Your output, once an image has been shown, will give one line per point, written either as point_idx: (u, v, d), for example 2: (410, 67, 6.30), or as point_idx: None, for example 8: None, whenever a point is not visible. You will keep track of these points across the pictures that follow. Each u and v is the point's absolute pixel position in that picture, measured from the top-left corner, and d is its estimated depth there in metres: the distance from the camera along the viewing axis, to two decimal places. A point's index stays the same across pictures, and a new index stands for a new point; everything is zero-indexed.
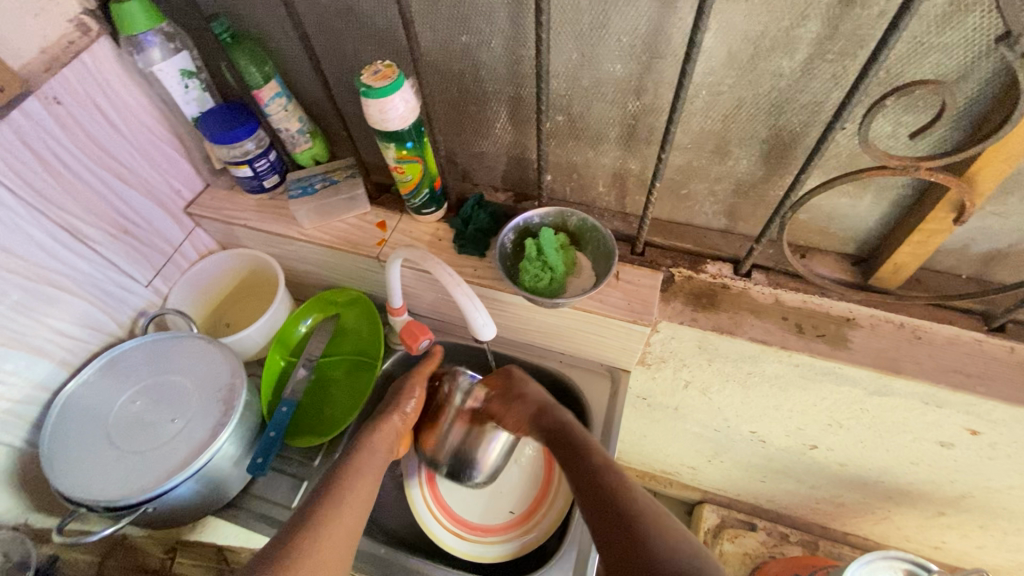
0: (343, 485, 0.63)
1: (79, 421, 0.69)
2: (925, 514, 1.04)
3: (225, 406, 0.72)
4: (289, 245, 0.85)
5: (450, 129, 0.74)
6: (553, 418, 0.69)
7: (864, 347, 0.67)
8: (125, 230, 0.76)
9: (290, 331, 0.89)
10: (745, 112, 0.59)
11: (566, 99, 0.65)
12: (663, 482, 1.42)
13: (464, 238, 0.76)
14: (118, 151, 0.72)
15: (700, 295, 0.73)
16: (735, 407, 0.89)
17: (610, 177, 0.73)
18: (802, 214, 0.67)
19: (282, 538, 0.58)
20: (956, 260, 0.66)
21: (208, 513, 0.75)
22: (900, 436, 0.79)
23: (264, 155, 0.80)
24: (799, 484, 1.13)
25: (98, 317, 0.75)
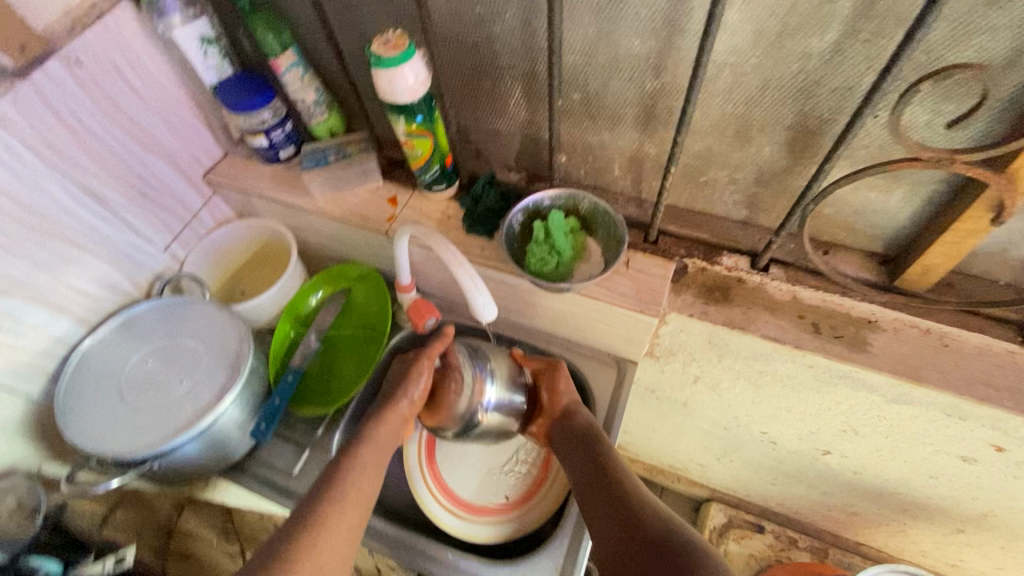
0: (349, 474, 0.61)
1: (94, 376, 0.72)
2: (942, 530, 1.00)
3: (232, 370, 0.74)
4: (301, 216, 0.85)
5: (464, 105, 0.73)
6: (571, 422, 0.70)
7: (885, 351, 0.63)
8: (144, 194, 0.78)
9: (301, 303, 0.90)
10: (769, 95, 0.55)
11: (581, 76, 0.63)
12: (671, 477, 1.40)
13: (473, 217, 0.75)
14: (138, 116, 0.73)
15: (713, 287, 0.71)
16: (746, 406, 0.86)
17: (626, 160, 0.71)
18: (827, 207, 0.63)
19: (290, 527, 0.56)
20: (993, 264, 0.62)
21: (214, 473, 0.78)
22: (920, 448, 0.75)
23: (280, 125, 0.81)
24: (811, 489, 1.09)
25: (115, 278, 0.77)
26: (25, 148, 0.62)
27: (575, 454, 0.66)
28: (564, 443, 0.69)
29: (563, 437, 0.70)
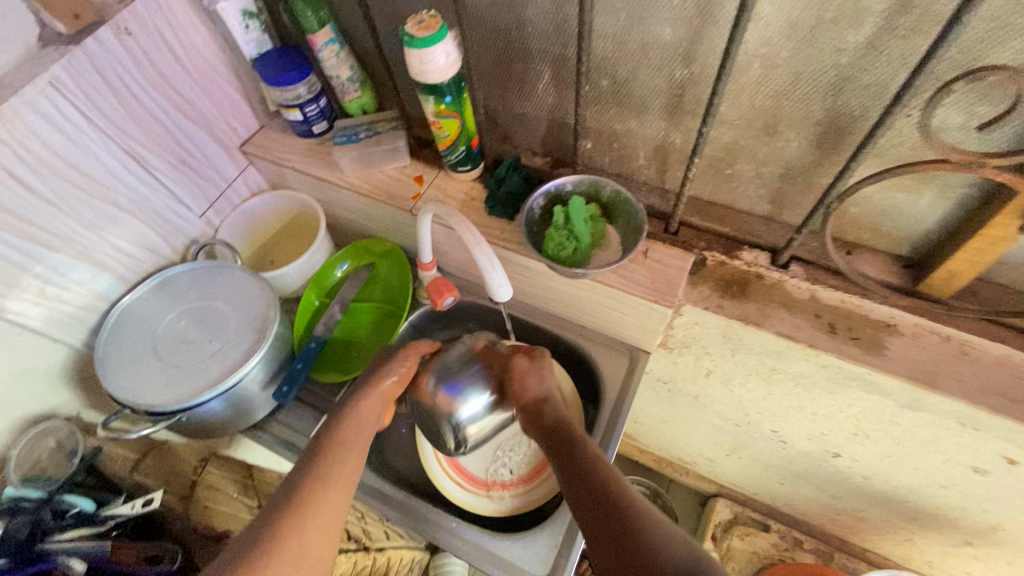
0: (348, 434, 0.62)
1: (130, 331, 0.76)
2: (952, 543, 0.99)
3: (258, 333, 0.78)
4: (330, 191, 0.88)
5: (493, 87, 0.74)
6: (548, 412, 0.64)
7: (900, 356, 0.63)
8: (183, 161, 0.81)
9: (326, 274, 0.93)
10: (800, 89, 0.55)
11: (611, 63, 0.63)
12: (679, 470, 1.40)
13: (495, 199, 0.76)
14: (181, 85, 0.76)
15: (730, 281, 0.71)
16: (757, 403, 0.86)
17: (651, 149, 0.71)
18: (853, 207, 0.63)
19: (289, 486, 0.56)
20: (1023, 275, 0.60)
21: (236, 430, 0.82)
22: (932, 456, 0.74)
23: (315, 100, 0.83)
24: (819, 491, 1.09)
25: (153, 240, 0.81)
26: (77, 112, 0.65)
27: (554, 450, 0.61)
28: (541, 436, 0.63)
29: (538, 430, 0.64)
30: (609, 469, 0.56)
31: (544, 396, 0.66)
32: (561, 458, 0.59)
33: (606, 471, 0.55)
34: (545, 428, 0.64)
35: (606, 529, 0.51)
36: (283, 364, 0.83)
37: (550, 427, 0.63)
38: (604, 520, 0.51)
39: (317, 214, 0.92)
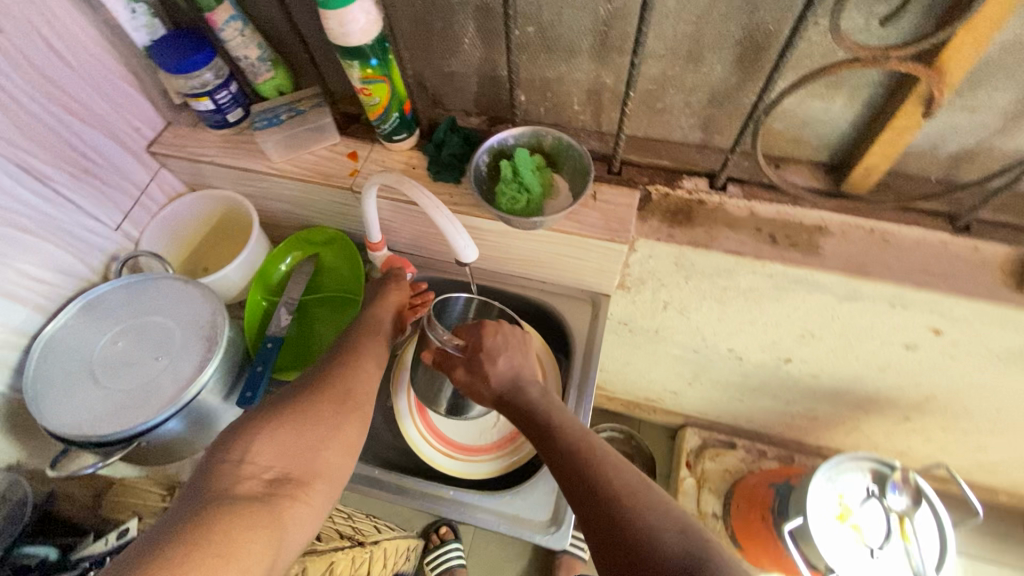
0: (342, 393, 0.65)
1: (62, 361, 0.70)
2: (891, 421, 1.11)
3: (210, 342, 0.72)
4: (260, 182, 0.82)
5: (418, 48, 0.72)
6: (523, 400, 0.67)
7: (835, 253, 0.68)
8: (86, 170, 0.74)
9: (269, 271, 0.88)
10: (718, 12, 0.57)
11: (535, 8, 0.63)
12: (647, 409, 1.47)
13: (439, 164, 0.75)
14: (68, 85, 0.68)
15: (677, 211, 0.73)
16: (713, 325, 0.92)
17: (585, 93, 0.72)
18: (776, 122, 0.67)
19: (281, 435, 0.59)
20: (925, 163, 0.68)
21: (201, 447, 0.77)
22: (869, 342, 0.83)
23: (225, 86, 0.77)
24: (775, 400, 1.18)
25: (67, 261, 0.74)
26: None
27: (538, 436, 0.63)
28: (524, 425, 0.65)
29: (517, 415, 0.66)
30: (600, 456, 0.58)
31: (510, 385, 0.68)
32: (548, 448, 0.62)
33: (597, 457, 0.58)
34: (523, 415, 0.66)
35: (602, 523, 0.54)
36: (241, 369, 0.78)
37: (527, 415, 0.65)
38: (601, 514, 0.54)
39: (250, 209, 0.86)
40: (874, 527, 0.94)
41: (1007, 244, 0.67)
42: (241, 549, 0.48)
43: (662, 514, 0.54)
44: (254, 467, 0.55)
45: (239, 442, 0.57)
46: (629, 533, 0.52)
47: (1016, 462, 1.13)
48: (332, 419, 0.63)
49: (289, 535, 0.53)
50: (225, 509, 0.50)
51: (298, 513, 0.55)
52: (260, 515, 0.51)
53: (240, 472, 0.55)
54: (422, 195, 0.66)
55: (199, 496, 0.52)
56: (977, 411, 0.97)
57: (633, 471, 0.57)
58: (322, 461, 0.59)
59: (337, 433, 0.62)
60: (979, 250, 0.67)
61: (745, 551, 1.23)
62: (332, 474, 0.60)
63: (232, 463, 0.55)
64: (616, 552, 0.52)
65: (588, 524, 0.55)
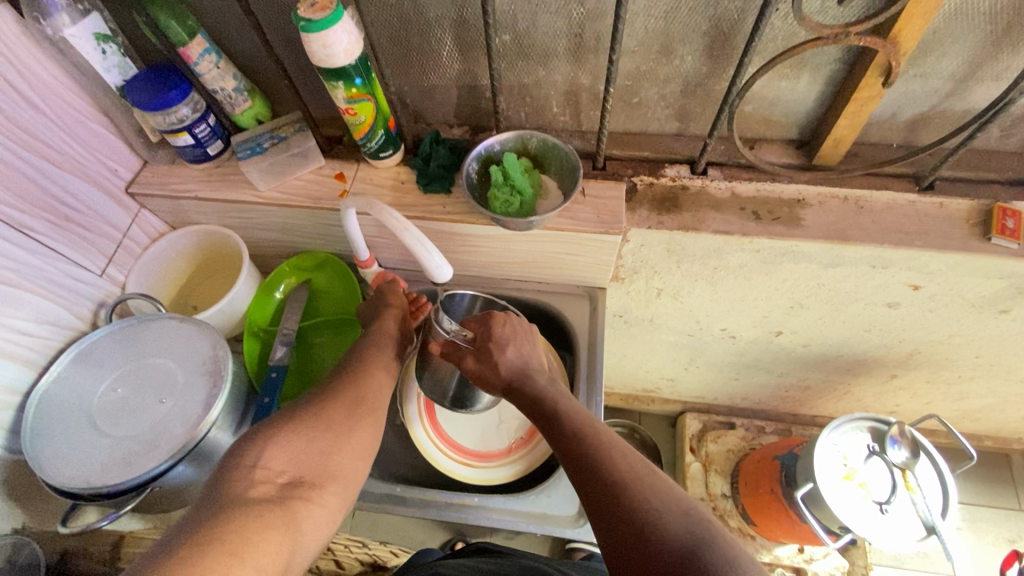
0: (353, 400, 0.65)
1: (61, 415, 0.68)
2: (880, 380, 1.16)
3: (213, 378, 0.70)
4: (246, 212, 0.82)
5: (397, 65, 0.73)
6: (530, 388, 0.67)
7: (816, 223, 0.72)
8: (66, 217, 0.72)
9: (264, 301, 0.87)
10: (685, 6, 0.61)
11: (510, 16, 0.65)
12: (646, 401, 1.49)
13: (428, 176, 0.76)
14: (42, 132, 0.67)
15: (663, 199, 0.76)
16: (706, 307, 0.95)
17: (563, 95, 0.74)
18: (747, 105, 0.71)
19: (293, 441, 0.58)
20: (885, 130, 0.73)
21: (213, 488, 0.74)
22: (854, 305, 0.87)
23: (203, 120, 0.75)
24: (769, 374, 1.22)
25: (53, 311, 0.72)
26: None
27: (545, 421, 0.64)
28: (530, 412, 0.66)
29: (524, 402, 0.67)
30: (605, 441, 0.59)
31: (518, 372, 0.68)
32: (554, 433, 0.62)
33: (603, 442, 0.59)
34: (530, 403, 0.66)
35: (609, 506, 0.55)
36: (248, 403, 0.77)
37: (534, 401, 0.66)
38: (607, 498, 0.55)
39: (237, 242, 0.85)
40: (880, 481, 0.99)
41: (969, 197, 0.72)
42: (255, 548, 0.47)
43: (665, 499, 0.55)
44: (268, 471, 0.55)
45: (256, 447, 0.56)
46: (633, 515, 0.53)
47: (996, 405, 1.20)
48: (343, 423, 0.62)
49: (304, 537, 0.52)
50: (244, 511, 0.49)
51: (313, 514, 0.54)
52: (276, 515, 0.50)
53: (255, 475, 0.54)
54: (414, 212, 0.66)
55: (213, 499, 0.50)
56: (958, 360, 1.02)
57: (637, 457, 0.59)
58: (336, 464, 0.59)
59: (352, 438, 0.62)
60: (944, 206, 0.72)
61: (760, 526, 1.27)
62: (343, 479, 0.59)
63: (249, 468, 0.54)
64: (622, 534, 0.53)
65: (594, 506, 0.56)
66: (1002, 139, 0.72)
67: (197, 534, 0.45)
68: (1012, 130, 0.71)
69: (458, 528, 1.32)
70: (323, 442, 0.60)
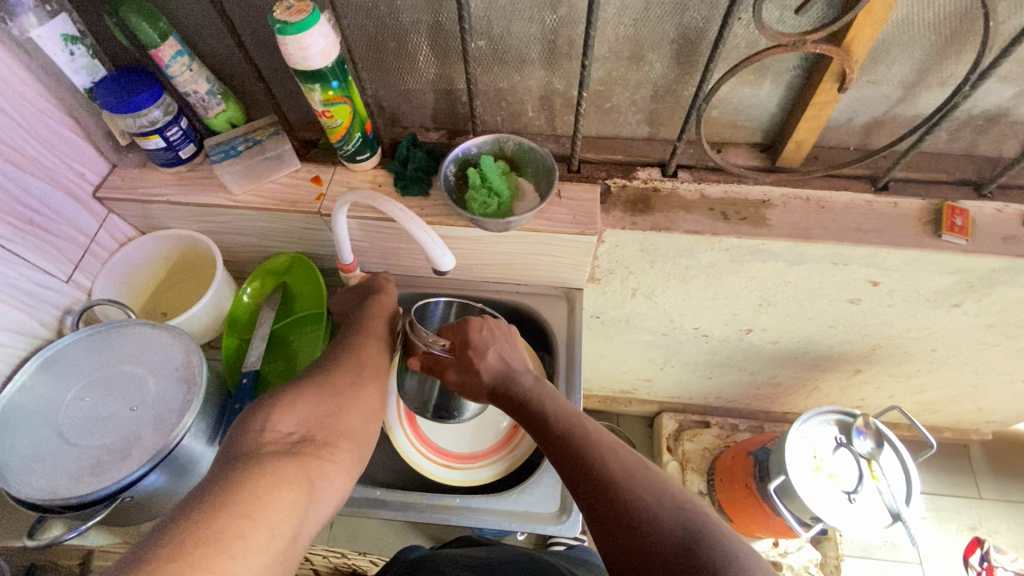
0: (356, 368, 0.68)
1: (27, 426, 0.65)
2: (845, 375, 1.20)
3: (187, 384, 0.69)
4: (220, 216, 0.81)
5: (374, 69, 0.74)
6: (515, 391, 0.68)
7: (780, 222, 0.75)
8: (30, 221, 0.70)
9: (237, 307, 0.85)
10: (653, 14, 0.63)
11: (485, 21, 0.67)
12: (623, 402, 1.51)
13: (406, 179, 0.76)
14: (5, 134, 0.65)
15: (636, 200, 0.78)
16: (679, 306, 0.97)
17: (538, 100, 0.76)
18: (714, 109, 0.74)
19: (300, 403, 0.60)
20: (843, 134, 0.77)
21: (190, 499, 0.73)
22: (819, 301, 0.90)
23: (176, 122, 0.74)
24: (741, 372, 1.25)
25: (17, 319, 0.69)
26: None
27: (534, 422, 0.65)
28: (517, 414, 0.67)
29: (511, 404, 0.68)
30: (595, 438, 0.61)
31: (501, 376, 0.69)
32: (545, 434, 0.63)
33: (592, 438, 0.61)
34: (515, 405, 0.67)
35: (602, 501, 0.56)
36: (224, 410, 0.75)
37: (521, 405, 0.67)
38: (601, 498, 0.56)
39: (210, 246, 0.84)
40: (847, 471, 1.03)
41: (920, 197, 0.77)
42: (268, 506, 0.48)
43: (658, 494, 0.56)
44: (277, 433, 0.56)
45: (263, 413, 0.57)
46: (627, 509, 0.55)
47: (953, 397, 1.26)
48: (347, 387, 0.65)
49: (320, 494, 0.54)
50: (261, 469, 0.51)
51: (327, 473, 0.56)
52: (289, 473, 0.52)
53: (268, 437, 0.55)
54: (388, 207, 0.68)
55: (226, 461, 0.52)
56: (917, 354, 1.07)
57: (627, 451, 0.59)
58: (345, 425, 0.61)
59: (357, 403, 0.64)
60: (899, 205, 0.76)
61: (736, 522, 1.30)
62: (355, 440, 0.61)
63: (258, 430, 0.55)
64: (619, 530, 0.54)
65: (588, 507, 0.58)
66: (949, 142, 0.77)
67: (212, 496, 0.46)
68: (957, 134, 0.76)
69: (439, 535, 1.31)
70: (328, 404, 0.62)
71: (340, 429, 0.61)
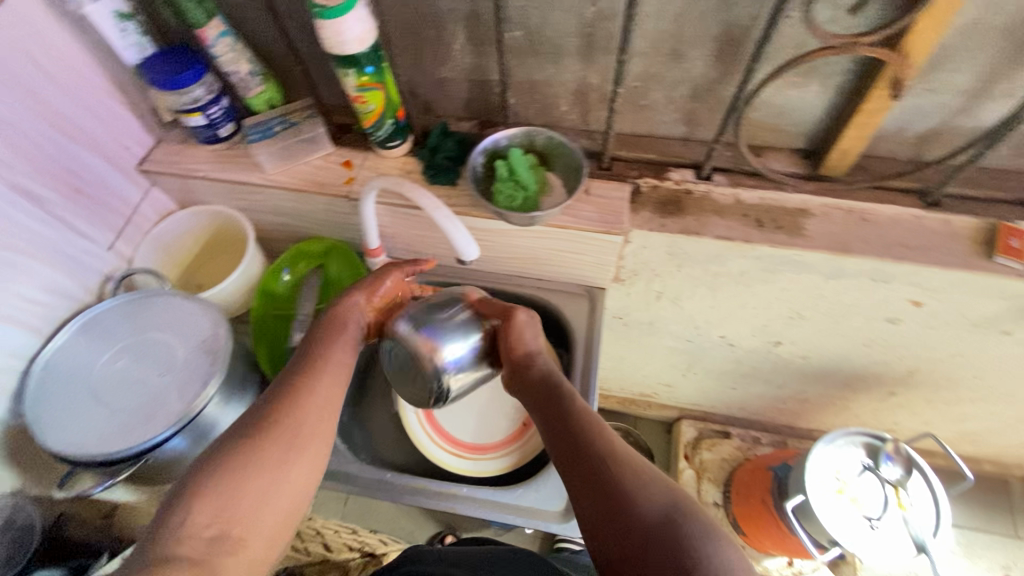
0: (303, 421, 0.56)
1: (64, 383, 0.69)
2: (878, 397, 1.15)
3: (213, 355, 0.71)
4: (254, 194, 0.83)
5: (409, 56, 0.74)
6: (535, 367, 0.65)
7: (818, 233, 0.72)
8: (77, 190, 0.73)
9: (272, 285, 0.87)
10: (696, 9, 0.61)
11: (522, 12, 0.65)
12: (643, 405, 1.49)
13: (434, 167, 0.76)
14: (58, 105, 0.68)
15: (666, 202, 0.76)
16: (705, 313, 0.95)
17: (572, 94, 0.75)
18: (755, 112, 0.71)
19: (226, 477, 0.51)
20: (893, 144, 0.72)
21: None
22: (854, 318, 0.86)
23: (217, 101, 0.76)
24: (767, 385, 1.21)
25: (61, 282, 0.73)
26: None
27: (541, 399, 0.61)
28: (528, 391, 0.63)
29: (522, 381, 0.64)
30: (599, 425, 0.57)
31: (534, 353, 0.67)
32: (550, 414, 0.60)
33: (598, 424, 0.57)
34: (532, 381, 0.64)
35: (595, 486, 0.52)
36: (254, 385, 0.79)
37: (533, 383, 0.63)
38: (593, 474, 0.53)
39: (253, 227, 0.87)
40: (871, 496, 0.98)
41: (975, 215, 0.72)
42: None
43: (653, 480, 0.52)
44: (191, 527, 0.48)
45: (179, 501, 0.49)
46: (619, 495, 0.51)
47: (996, 429, 1.18)
48: (287, 451, 0.54)
49: None
50: None
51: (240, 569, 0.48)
52: None
53: (178, 538, 0.47)
54: (431, 205, 0.70)
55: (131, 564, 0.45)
56: (958, 380, 1.02)
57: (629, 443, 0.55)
58: (275, 505, 0.52)
59: (296, 472, 0.54)
60: (950, 222, 0.72)
61: (749, 537, 1.27)
62: (288, 513, 0.53)
63: (168, 528, 0.47)
64: (607, 506, 0.51)
65: (579, 481, 0.54)
66: (1012, 158, 0.72)
67: None
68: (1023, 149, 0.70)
69: (449, 521, 1.33)
70: (257, 479, 0.52)
71: (271, 508, 0.52)
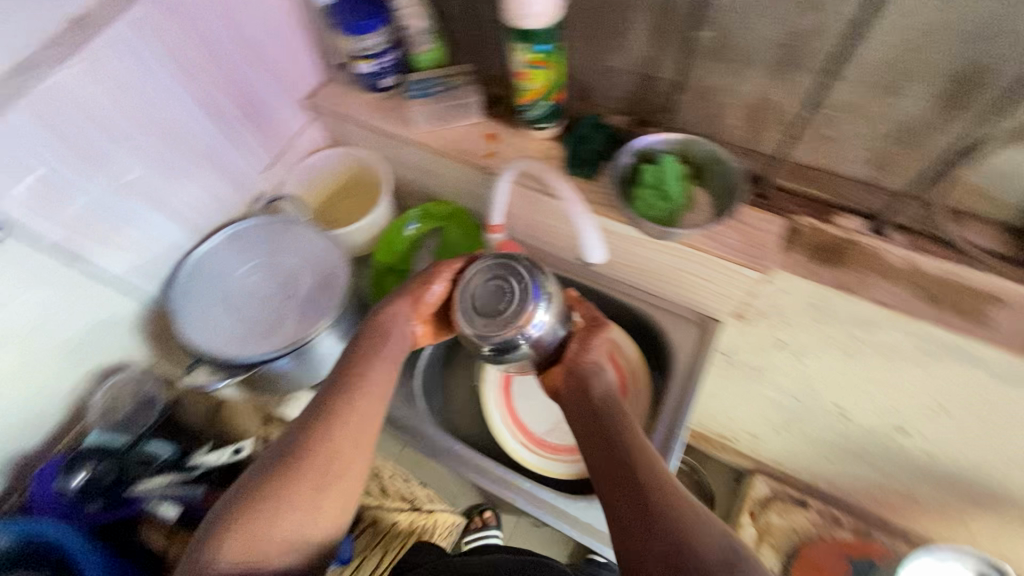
0: (328, 465, 0.55)
1: (205, 284, 0.76)
2: (1010, 523, 0.98)
3: (332, 292, 0.75)
4: (398, 147, 0.85)
5: (582, 38, 0.71)
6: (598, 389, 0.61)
7: (1008, 328, 0.60)
8: (250, 112, 0.79)
9: (394, 237, 0.90)
10: (936, 41, 0.52)
11: (720, 11, 0.59)
12: (717, 446, 1.39)
13: (578, 158, 0.73)
14: (253, 32, 0.73)
15: (823, 249, 0.68)
16: (828, 376, 0.85)
17: (748, 109, 0.68)
18: (967, 170, 0.60)
19: (248, 518, 0.51)
20: None
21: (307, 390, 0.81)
22: (1016, 432, 0.73)
23: (388, 53, 0.80)
24: (871, 469, 1.08)
25: (221, 192, 0.80)
26: (156, 55, 0.63)
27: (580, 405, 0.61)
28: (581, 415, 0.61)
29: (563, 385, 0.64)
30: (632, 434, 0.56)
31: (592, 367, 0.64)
32: (601, 437, 0.58)
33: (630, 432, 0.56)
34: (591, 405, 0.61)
35: (625, 493, 0.52)
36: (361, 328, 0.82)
37: (581, 400, 0.61)
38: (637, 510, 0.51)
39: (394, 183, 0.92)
40: None
41: None
42: None
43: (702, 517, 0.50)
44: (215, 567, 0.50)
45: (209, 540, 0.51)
46: (662, 525, 0.49)
47: None
48: (309, 498, 0.54)
49: None
50: None
51: None
52: None
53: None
54: (576, 200, 0.70)
55: None
56: None
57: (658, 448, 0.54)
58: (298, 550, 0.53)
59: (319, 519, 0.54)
60: None
61: None
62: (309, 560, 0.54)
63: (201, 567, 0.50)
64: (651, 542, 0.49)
65: (621, 520, 0.52)
66: None
67: None
68: None
69: (493, 499, 1.35)
70: (277, 522, 0.52)
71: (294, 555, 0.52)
